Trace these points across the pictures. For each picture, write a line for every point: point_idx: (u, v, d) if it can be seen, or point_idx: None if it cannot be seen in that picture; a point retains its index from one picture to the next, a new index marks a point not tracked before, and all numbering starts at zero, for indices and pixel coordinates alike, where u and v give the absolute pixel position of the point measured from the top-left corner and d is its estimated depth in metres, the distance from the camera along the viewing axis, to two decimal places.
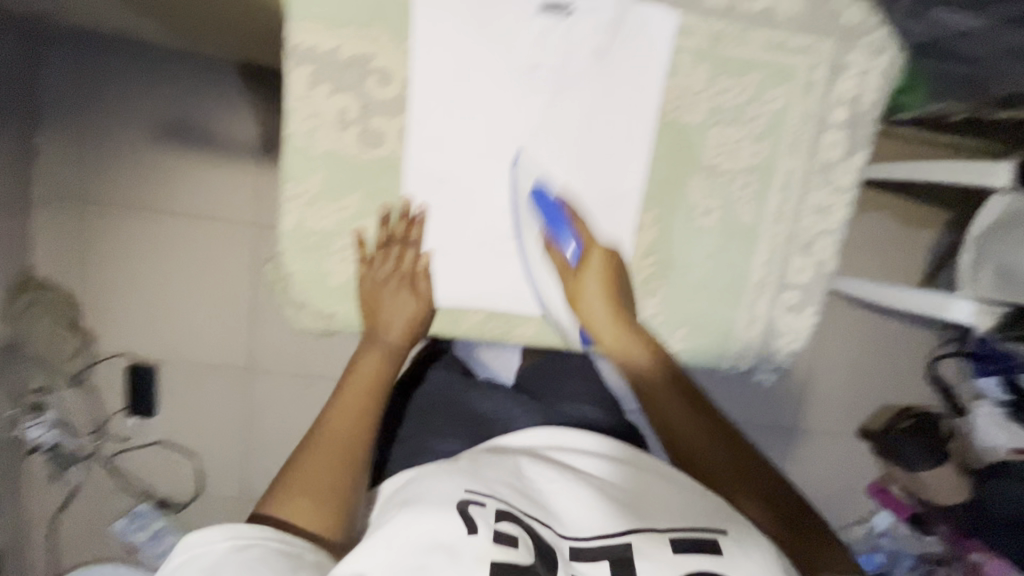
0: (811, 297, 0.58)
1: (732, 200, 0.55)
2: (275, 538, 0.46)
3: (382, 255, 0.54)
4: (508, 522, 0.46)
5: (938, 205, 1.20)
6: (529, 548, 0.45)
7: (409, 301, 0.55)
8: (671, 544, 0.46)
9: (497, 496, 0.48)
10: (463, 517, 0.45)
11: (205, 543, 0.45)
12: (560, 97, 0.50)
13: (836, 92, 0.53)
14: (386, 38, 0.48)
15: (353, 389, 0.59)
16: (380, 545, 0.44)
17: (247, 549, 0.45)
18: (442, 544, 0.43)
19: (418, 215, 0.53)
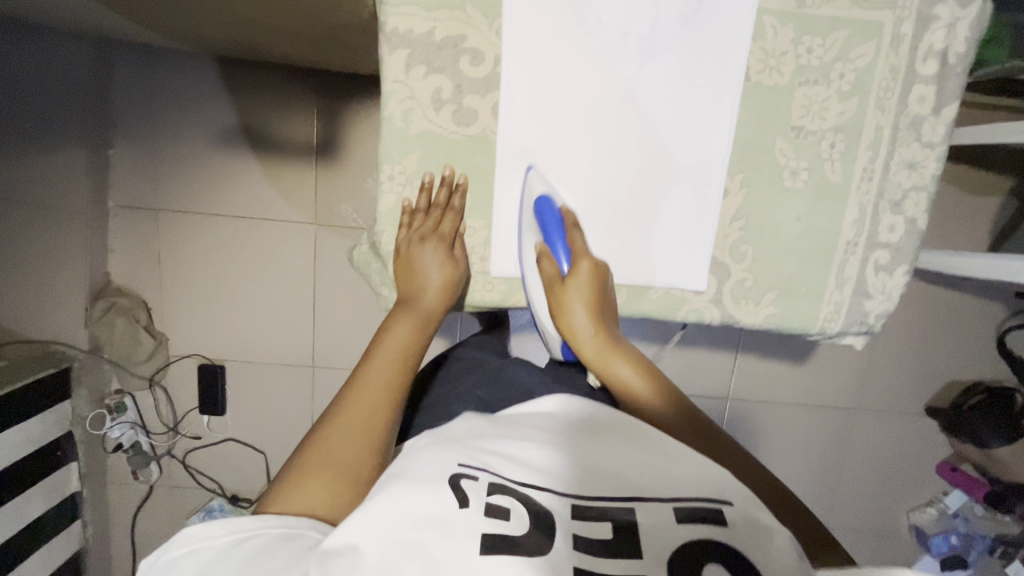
0: (902, 256, 0.57)
1: (820, 160, 0.55)
2: (279, 525, 0.41)
3: (422, 218, 0.56)
4: (502, 496, 0.41)
5: (1001, 171, 1.16)
6: (524, 521, 0.39)
7: (444, 261, 0.56)
8: (673, 514, 0.41)
9: (492, 470, 0.43)
10: (456, 491, 0.40)
11: (205, 537, 0.40)
12: (648, 65, 0.51)
13: (925, 45, 0.52)
14: (479, 18, 0.50)
15: (383, 359, 0.54)
16: (366, 515, 0.38)
17: (248, 541, 0.39)
18: (433, 514, 0.38)
19: (459, 184, 0.55)
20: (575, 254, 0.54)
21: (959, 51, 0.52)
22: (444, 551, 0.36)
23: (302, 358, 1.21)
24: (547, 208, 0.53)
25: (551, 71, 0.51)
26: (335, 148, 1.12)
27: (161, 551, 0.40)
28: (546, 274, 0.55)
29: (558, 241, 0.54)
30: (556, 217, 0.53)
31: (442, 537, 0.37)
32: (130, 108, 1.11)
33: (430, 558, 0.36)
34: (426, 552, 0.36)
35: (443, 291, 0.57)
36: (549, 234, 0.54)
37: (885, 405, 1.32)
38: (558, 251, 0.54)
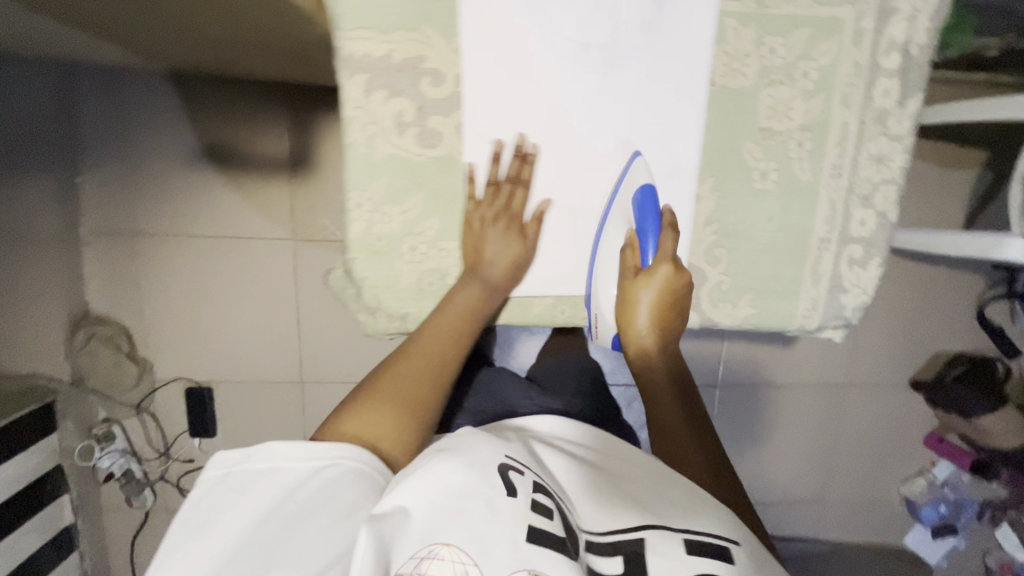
0: (875, 249, 0.57)
1: (789, 160, 0.55)
2: (354, 458, 0.46)
3: (491, 194, 0.53)
4: (544, 494, 0.45)
5: (973, 144, 1.17)
6: (560, 523, 0.44)
7: (512, 241, 0.55)
8: (684, 544, 0.43)
9: (533, 469, 0.47)
10: (505, 478, 0.44)
11: (287, 458, 0.45)
12: (611, 75, 0.51)
13: (886, 39, 0.52)
14: (437, 37, 0.49)
15: (446, 322, 0.55)
16: (420, 485, 0.43)
17: (324, 470, 0.45)
18: (480, 493, 0.42)
19: (529, 152, 0.52)
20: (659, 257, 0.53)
21: (920, 43, 0.52)
22: (491, 527, 0.41)
23: (290, 375, 1.20)
24: (650, 197, 0.52)
25: (516, 89, 0.51)
26: (306, 161, 1.10)
27: (246, 456, 0.46)
28: (625, 263, 0.55)
29: (652, 233, 0.53)
30: (655, 232, 0.53)
31: (488, 515, 0.41)
32: (95, 132, 1.08)
33: (476, 530, 0.40)
34: (472, 525, 0.41)
35: (507, 269, 0.55)
36: (645, 225, 0.53)
37: (871, 381, 1.34)
38: (646, 243, 0.53)
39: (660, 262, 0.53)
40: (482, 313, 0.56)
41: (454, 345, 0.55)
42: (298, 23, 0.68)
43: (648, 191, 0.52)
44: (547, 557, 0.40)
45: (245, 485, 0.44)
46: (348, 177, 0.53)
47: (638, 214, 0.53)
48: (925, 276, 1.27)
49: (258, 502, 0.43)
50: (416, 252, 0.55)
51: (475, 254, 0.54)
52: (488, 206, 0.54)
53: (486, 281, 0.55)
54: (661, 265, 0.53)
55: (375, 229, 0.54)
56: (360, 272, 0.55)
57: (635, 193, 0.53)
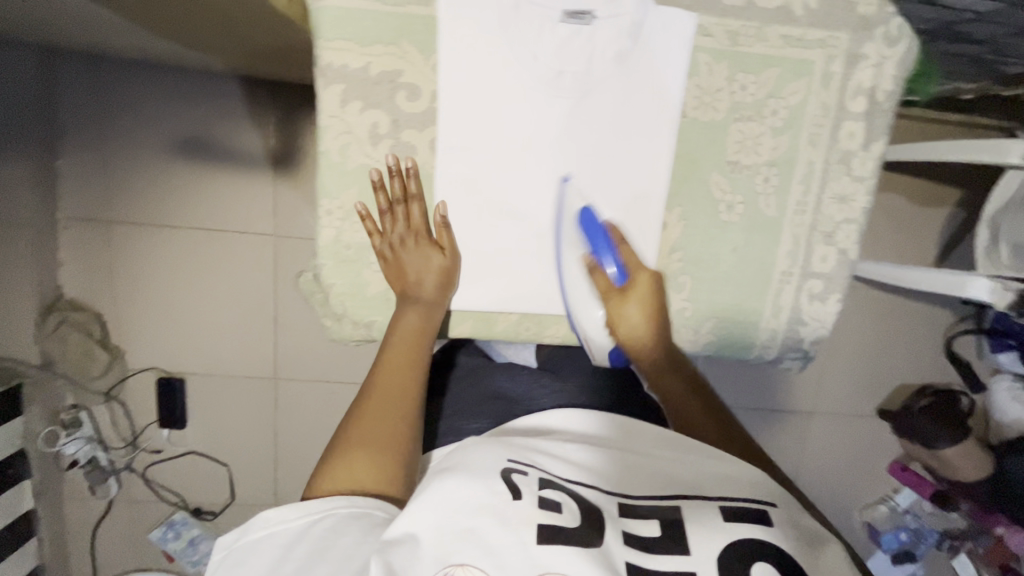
0: (835, 284, 0.59)
1: (755, 194, 0.56)
2: (345, 505, 0.47)
3: (390, 220, 0.54)
4: (551, 489, 0.45)
5: (948, 183, 1.21)
6: (573, 513, 0.43)
7: (431, 256, 0.55)
8: (721, 513, 0.45)
9: (537, 465, 0.47)
10: (508, 482, 0.44)
11: (280, 520, 0.46)
12: (584, 101, 0.52)
13: (854, 83, 0.54)
14: (414, 53, 0.50)
15: (394, 349, 0.56)
16: (425, 506, 0.42)
17: (319, 521, 0.46)
18: (489, 505, 0.42)
19: (409, 168, 0.53)
20: (631, 270, 0.56)
21: (886, 89, 0.54)
22: (501, 538, 0.40)
23: (264, 371, 1.19)
24: (591, 220, 0.54)
25: (490, 109, 0.52)
26: (292, 158, 1.10)
27: (241, 533, 0.47)
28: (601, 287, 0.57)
29: (606, 250, 0.55)
30: (612, 252, 0.55)
31: (497, 525, 0.41)
32: (79, 115, 1.08)
33: (488, 543, 0.40)
34: (483, 539, 0.40)
35: (441, 284, 0.56)
36: (595, 244, 0.55)
37: (841, 408, 1.36)
38: (606, 262, 0.55)
39: (636, 275, 0.56)
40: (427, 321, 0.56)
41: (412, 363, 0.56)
42: (284, 27, 0.69)
43: (588, 213, 0.54)
44: (563, 555, 0.39)
45: (245, 558, 0.45)
46: (321, 185, 0.53)
47: (589, 239, 0.55)
48: (896, 308, 1.30)
49: (261, 565, 0.44)
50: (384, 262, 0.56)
51: (398, 282, 0.55)
52: (392, 233, 0.54)
53: (423, 301, 0.55)
54: (638, 276, 0.56)
55: (344, 237, 0.55)
56: (328, 278, 0.56)
57: (575, 220, 0.55)
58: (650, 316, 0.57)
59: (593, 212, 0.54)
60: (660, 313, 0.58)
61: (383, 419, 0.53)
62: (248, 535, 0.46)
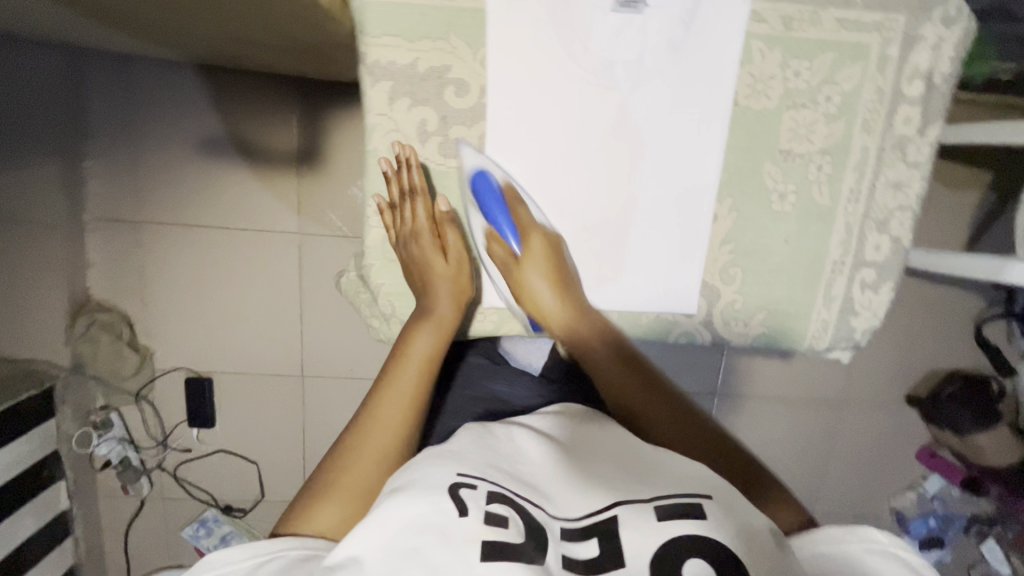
0: (887, 273, 0.58)
1: (808, 182, 0.55)
2: (296, 547, 0.45)
3: (399, 213, 0.56)
4: (500, 504, 0.44)
5: (979, 165, 1.19)
6: (520, 529, 0.43)
7: (436, 260, 0.57)
8: (655, 512, 0.44)
9: (490, 479, 0.46)
10: (456, 499, 0.43)
11: (225, 563, 0.44)
12: (635, 93, 0.51)
13: (910, 66, 0.52)
14: (463, 48, 0.49)
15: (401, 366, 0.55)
16: (368, 528, 0.42)
17: (265, 564, 0.43)
18: (433, 524, 0.41)
19: (411, 162, 0.52)
20: (523, 233, 0.54)
21: (944, 72, 0.53)
22: (443, 558, 0.40)
23: (292, 368, 1.20)
24: (484, 184, 0.52)
25: (540, 103, 0.50)
26: (316, 155, 1.10)
27: (185, 572, 0.44)
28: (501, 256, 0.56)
29: (501, 214, 0.54)
30: (504, 214, 0.54)
31: (439, 544, 0.40)
32: (101, 116, 1.07)
33: (430, 564, 0.39)
34: (425, 558, 0.40)
35: (454, 299, 0.57)
36: (488, 208, 0.53)
37: (869, 394, 1.35)
38: (500, 221, 0.54)
39: (528, 236, 0.54)
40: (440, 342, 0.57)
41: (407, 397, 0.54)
42: (319, 23, 0.68)
43: (483, 174, 0.52)
44: (507, 573, 0.39)
45: None
46: (369, 184, 0.53)
47: (484, 205, 0.53)
48: (927, 292, 1.29)
49: None
50: None
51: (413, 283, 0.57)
52: (398, 228, 0.56)
53: (433, 314, 0.57)
54: (531, 237, 0.54)
55: None
56: None
57: (469, 182, 0.53)
58: (550, 272, 0.55)
59: (487, 173, 0.52)
60: (563, 274, 0.56)
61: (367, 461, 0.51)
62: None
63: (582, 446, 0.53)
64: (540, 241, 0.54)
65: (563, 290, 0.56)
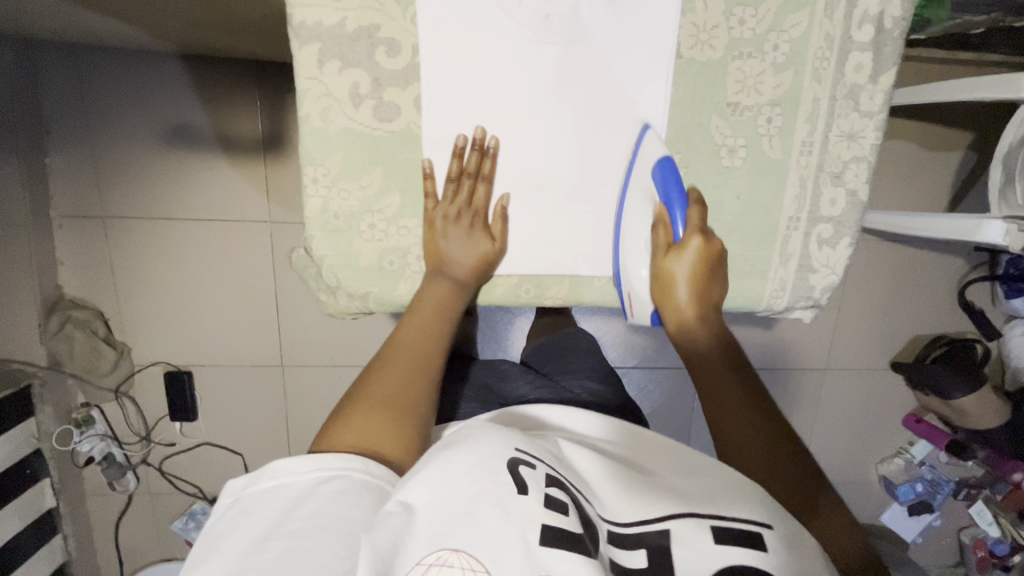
0: (845, 228, 0.57)
1: (758, 136, 0.54)
2: (361, 471, 0.45)
3: (453, 191, 0.53)
4: (557, 488, 0.45)
5: (957, 127, 1.17)
6: (576, 519, 0.43)
7: (478, 239, 0.54)
8: (712, 532, 0.44)
9: (545, 461, 0.47)
10: (514, 475, 0.43)
11: (292, 473, 0.44)
12: (574, 47, 0.49)
13: (859, 10, 0.51)
14: (391, 6, 0.47)
15: (419, 321, 0.55)
16: (422, 482, 0.42)
17: (332, 480, 0.44)
18: (490, 494, 0.42)
19: (490, 146, 0.52)
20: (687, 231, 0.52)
21: (894, 15, 0.51)
22: (499, 529, 0.40)
23: (271, 357, 1.19)
24: (670, 172, 0.51)
25: (476, 60, 0.49)
26: (282, 140, 1.08)
27: (252, 481, 0.45)
28: (659, 243, 0.54)
29: (678, 208, 0.52)
30: (682, 205, 0.52)
31: (497, 516, 0.41)
32: (62, 109, 1.05)
33: (486, 534, 0.40)
34: (479, 527, 0.40)
35: (476, 269, 0.55)
36: (668, 195, 0.52)
37: (854, 363, 1.35)
38: (675, 221, 0.53)
39: (691, 238, 0.52)
40: (454, 301, 0.56)
41: (436, 335, 0.55)
42: None
43: (666, 163, 0.51)
44: (563, 559, 0.39)
45: (252, 507, 0.43)
46: (304, 153, 0.51)
47: (661, 190, 0.52)
48: (910, 257, 1.27)
49: (264, 520, 0.42)
50: (376, 230, 0.54)
51: (438, 253, 0.54)
52: (448, 203, 0.53)
53: (454, 277, 0.55)
54: (693, 240, 0.52)
55: (333, 205, 0.53)
56: (319, 251, 0.54)
57: (653, 169, 0.52)
58: (697, 280, 0.54)
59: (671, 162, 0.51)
60: (708, 284, 0.55)
61: (393, 386, 0.51)
62: (260, 486, 0.45)
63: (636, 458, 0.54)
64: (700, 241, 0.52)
65: (699, 288, 0.54)
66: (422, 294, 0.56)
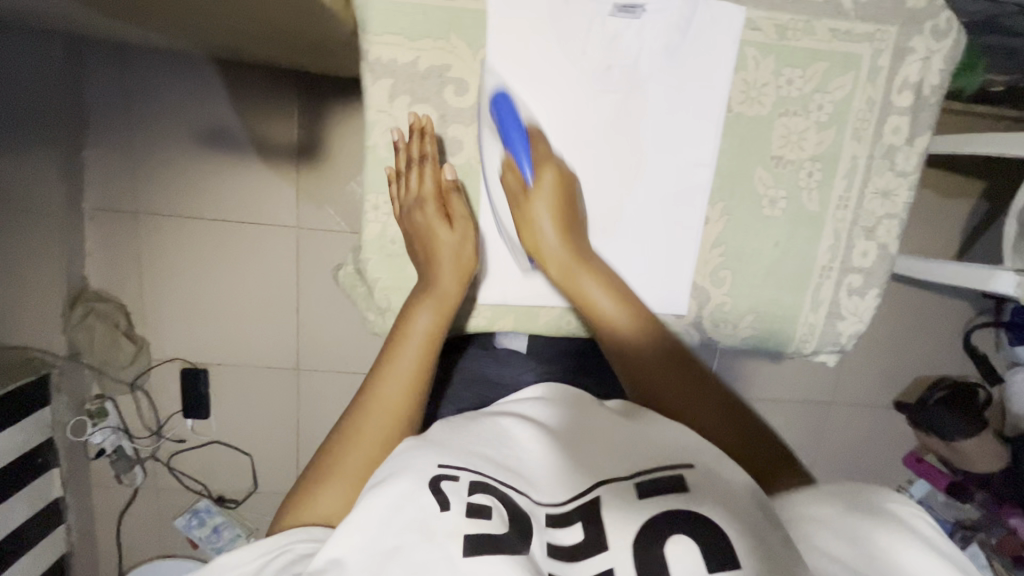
0: (874, 279, 0.59)
1: (798, 189, 0.56)
2: (301, 541, 0.45)
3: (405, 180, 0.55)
4: (481, 493, 0.43)
5: (970, 176, 1.21)
6: (504, 518, 0.42)
7: (456, 240, 0.55)
8: (636, 489, 0.44)
9: (471, 468, 0.45)
10: (436, 494, 0.42)
11: (234, 566, 0.45)
12: (632, 95, 0.52)
13: (900, 77, 0.54)
14: (462, 46, 0.51)
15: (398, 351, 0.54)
16: (351, 528, 0.42)
17: (273, 559, 0.44)
18: (415, 521, 0.41)
19: (426, 126, 0.53)
20: (537, 163, 0.52)
21: (933, 83, 0.54)
22: (427, 554, 0.39)
23: (288, 360, 1.20)
24: (505, 103, 0.50)
25: (537, 100, 0.52)
26: (315, 148, 1.10)
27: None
28: (511, 187, 0.54)
29: (522, 149, 0.51)
30: (525, 143, 0.51)
31: (421, 543, 0.40)
32: (105, 108, 1.08)
33: (412, 562, 0.39)
34: (407, 557, 0.39)
35: (457, 275, 0.55)
36: (507, 132, 0.51)
37: (859, 399, 1.37)
38: (522, 161, 0.52)
39: (542, 173, 0.52)
40: (441, 323, 0.55)
41: (409, 377, 0.53)
42: (330, 28, 0.70)
43: (501, 94, 0.50)
44: (494, 566, 0.38)
45: None
46: (371, 179, 0.56)
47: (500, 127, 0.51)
48: (917, 299, 1.31)
49: None
50: None
51: (422, 269, 0.55)
52: (402, 199, 0.55)
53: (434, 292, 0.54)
54: (544, 173, 0.52)
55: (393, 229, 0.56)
56: (373, 273, 0.57)
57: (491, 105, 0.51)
58: (556, 219, 0.53)
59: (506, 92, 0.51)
60: (566, 216, 0.54)
61: (375, 433, 0.51)
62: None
63: (565, 429, 0.51)
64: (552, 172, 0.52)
65: (563, 232, 0.54)
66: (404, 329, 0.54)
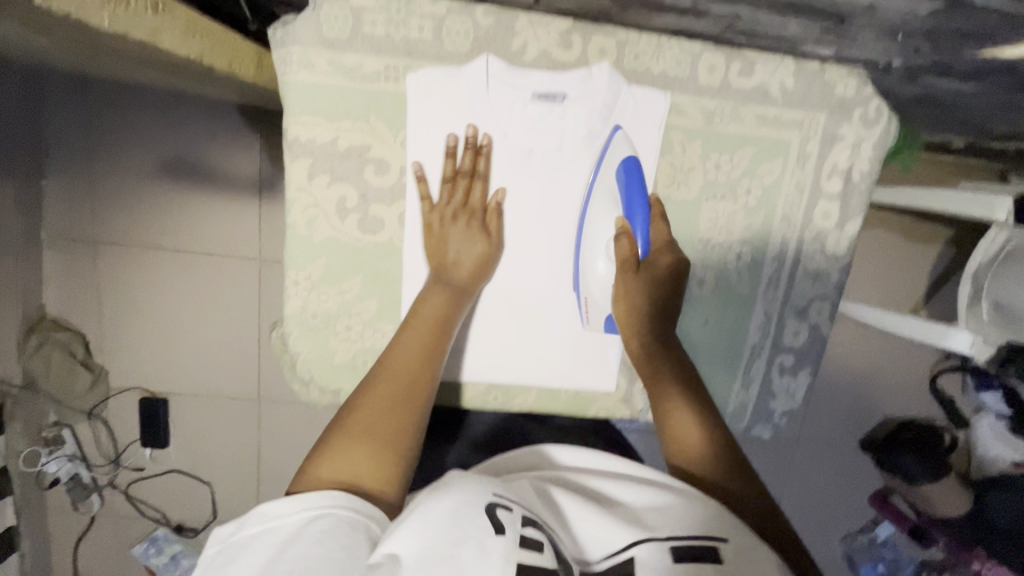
0: (804, 359, 0.69)
1: (727, 271, 0.67)
2: (345, 505, 0.44)
3: (450, 190, 0.64)
4: (534, 528, 0.41)
5: (938, 221, 1.20)
6: (553, 557, 0.40)
7: (476, 240, 0.64)
8: (669, 551, 0.42)
9: (523, 504, 0.43)
10: (491, 517, 0.40)
11: (278, 516, 0.44)
12: (559, 171, 0.64)
13: (829, 164, 0.64)
14: (387, 132, 0.62)
15: (418, 325, 0.59)
16: (408, 528, 0.39)
17: (317, 520, 0.43)
18: (468, 536, 0.38)
19: (483, 144, 0.63)
20: (656, 247, 0.63)
21: (862, 168, 0.65)
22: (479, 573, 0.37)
23: (247, 391, 1.19)
24: (634, 170, 0.62)
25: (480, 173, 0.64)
26: (274, 181, 1.09)
27: (239, 527, 0.44)
28: (621, 250, 0.62)
29: (641, 222, 0.63)
30: (642, 210, 0.62)
31: (476, 558, 0.37)
32: (66, 138, 1.07)
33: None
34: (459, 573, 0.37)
35: (473, 268, 0.63)
36: (632, 205, 0.62)
37: (825, 438, 1.37)
38: (636, 224, 0.63)
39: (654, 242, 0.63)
40: (451, 306, 0.61)
41: (425, 349, 0.57)
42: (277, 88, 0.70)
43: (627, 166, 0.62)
44: None
45: (237, 555, 0.43)
46: (292, 257, 0.64)
47: (624, 194, 0.62)
48: (883, 342, 1.31)
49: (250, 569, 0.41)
50: (351, 331, 0.67)
51: (438, 260, 0.63)
52: (444, 204, 0.64)
53: (452, 283, 0.62)
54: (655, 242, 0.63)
55: (330, 296, 0.66)
56: (296, 347, 0.66)
57: (616, 172, 0.63)
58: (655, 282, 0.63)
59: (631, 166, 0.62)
60: (669, 282, 0.64)
61: (391, 399, 0.53)
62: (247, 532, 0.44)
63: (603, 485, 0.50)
64: (670, 258, 0.63)
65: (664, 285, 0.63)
66: (421, 305, 0.61)
